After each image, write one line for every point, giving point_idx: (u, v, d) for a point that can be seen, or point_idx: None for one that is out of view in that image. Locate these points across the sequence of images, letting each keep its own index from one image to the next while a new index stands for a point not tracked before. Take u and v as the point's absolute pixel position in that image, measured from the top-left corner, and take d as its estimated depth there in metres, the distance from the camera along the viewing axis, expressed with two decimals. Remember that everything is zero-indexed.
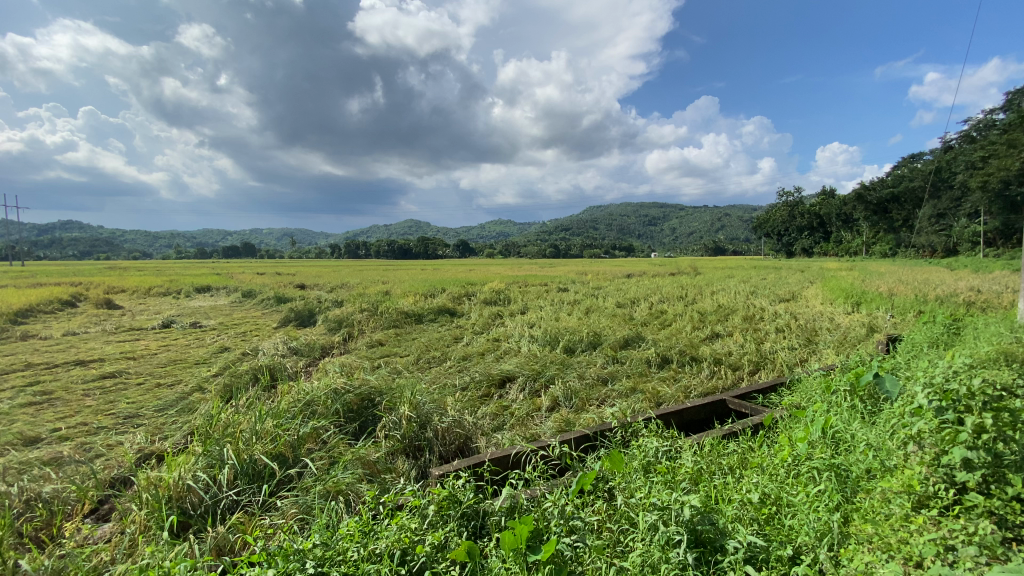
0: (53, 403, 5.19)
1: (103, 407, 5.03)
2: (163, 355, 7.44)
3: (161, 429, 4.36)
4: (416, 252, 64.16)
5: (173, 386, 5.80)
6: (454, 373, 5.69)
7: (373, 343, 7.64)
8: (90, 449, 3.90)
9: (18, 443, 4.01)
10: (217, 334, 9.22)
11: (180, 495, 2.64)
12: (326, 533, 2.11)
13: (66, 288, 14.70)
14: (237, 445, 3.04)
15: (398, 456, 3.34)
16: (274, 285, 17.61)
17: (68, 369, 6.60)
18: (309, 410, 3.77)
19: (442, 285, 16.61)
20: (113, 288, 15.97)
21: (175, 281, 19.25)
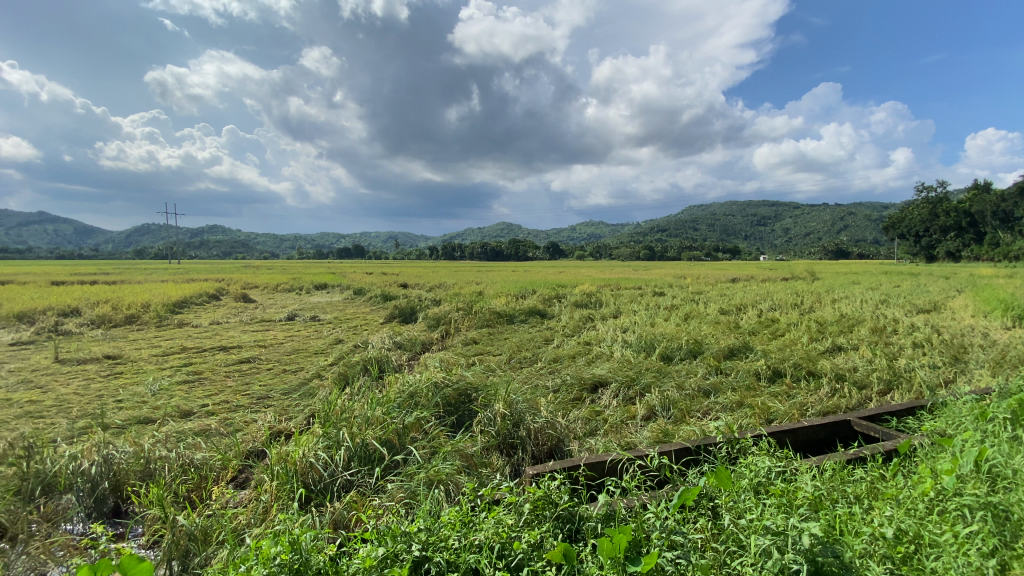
0: (202, 383, 6.03)
1: (240, 387, 5.77)
2: (287, 345, 8.32)
3: (286, 411, 4.88)
4: (507, 253, 65.44)
5: (295, 372, 6.49)
6: (547, 374, 5.72)
7: (468, 341, 7.93)
8: (231, 423, 4.49)
9: (176, 415, 4.72)
10: (332, 327, 10.14)
11: (304, 470, 2.94)
12: (430, 519, 2.22)
13: (213, 283, 17.13)
14: (351, 429, 3.33)
15: (493, 452, 3.42)
16: (381, 284, 19.04)
17: (214, 354, 7.64)
18: (411, 401, 3.99)
19: (535, 286, 16.79)
20: (249, 284, 18.32)
21: (298, 279, 21.59)
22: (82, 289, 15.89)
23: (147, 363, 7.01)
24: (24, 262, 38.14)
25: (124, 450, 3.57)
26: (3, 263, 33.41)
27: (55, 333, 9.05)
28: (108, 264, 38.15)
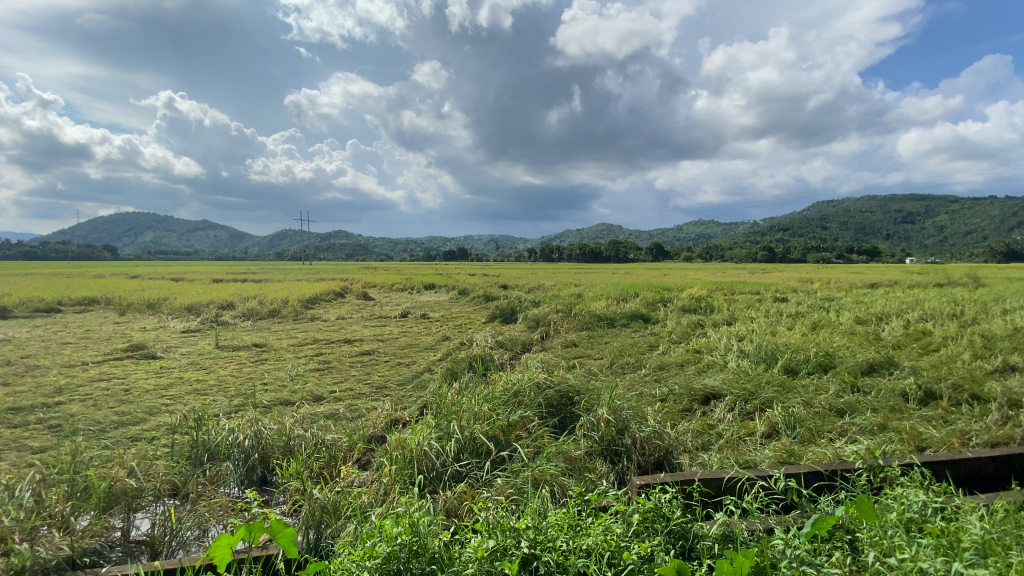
0: (330, 371, 6.72)
1: (361, 377, 6.34)
2: (401, 340, 8.96)
3: (401, 401, 5.25)
4: (608, 255, 64.18)
5: (408, 365, 6.97)
6: (652, 381, 5.51)
7: (569, 343, 7.92)
8: (355, 409, 4.96)
9: (310, 399, 5.32)
10: (440, 324, 10.74)
11: (418, 458, 3.14)
12: (537, 518, 2.25)
13: (338, 283, 18.99)
14: (461, 422, 3.49)
15: (597, 458, 3.37)
16: (484, 285, 19.75)
17: (339, 346, 8.47)
18: (516, 399, 4.08)
19: (638, 289, 16.26)
20: (368, 283, 20.05)
21: (409, 279, 23.19)
22: (237, 286, 18.57)
23: (286, 352, 7.99)
24: (194, 264, 45.55)
25: (270, 426, 4.11)
26: (179, 264, 40.32)
27: (217, 323, 10.68)
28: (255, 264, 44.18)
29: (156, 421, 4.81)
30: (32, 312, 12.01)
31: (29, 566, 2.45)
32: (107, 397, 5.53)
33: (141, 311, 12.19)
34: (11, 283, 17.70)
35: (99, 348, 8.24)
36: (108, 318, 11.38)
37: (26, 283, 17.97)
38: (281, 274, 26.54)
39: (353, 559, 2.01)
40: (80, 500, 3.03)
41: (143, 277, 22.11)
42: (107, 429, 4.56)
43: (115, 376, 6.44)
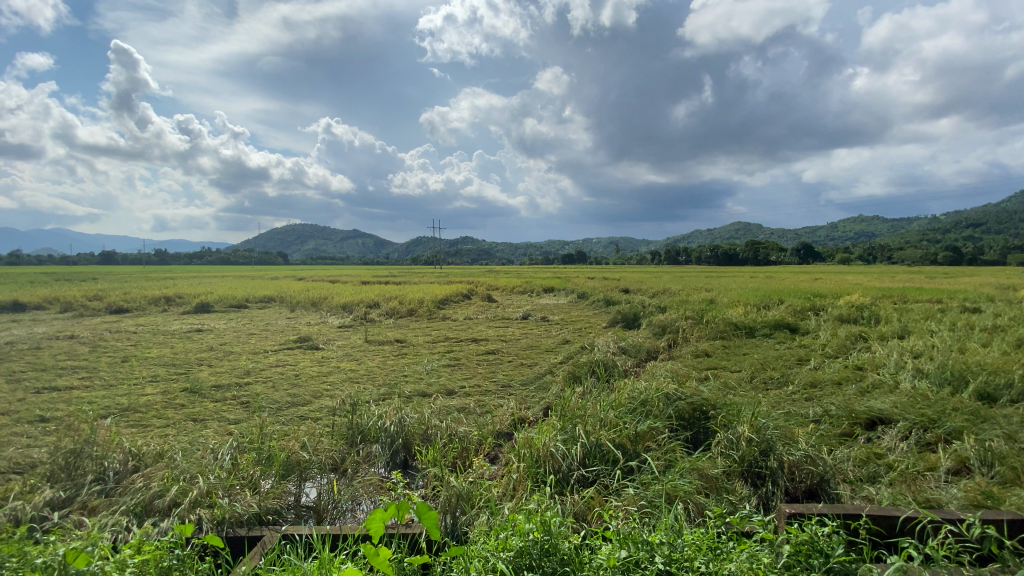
0: (460, 367, 7.16)
1: (488, 375, 6.65)
2: (524, 342, 9.20)
3: (526, 400, 5.41)
4: (741, 258, 58.90)
5: (531, 366, 7.14)
6: (800, 399, 4.94)
7: (699, 352, 7.44)
8: (483, 405, 5.22)
9: (443, 392, 5.73)
10: (561, 328, 10.81)
11: (545, 458, 3.22)
12: (671, 534, 2.16)
13: (465, 285, 20.14)
14: (587, 427, 3.49)
15: (736, 479, 3.13)
16: (605, 289, 19.41)
17: (468, 344, 8.98)
18: (644, 409, 3.95)
19: (781, 295, 14.62)
20: (491, 286, 20.97)
21: (531, 282, 23.72)
22: (380, 287, 20.67)
23: (421, 348, 8.68)
24: (345, 267, 51.92)
25: (411, 415, 4.51)
26: (332, 268, 46.19)
27: (364, 320, 12.01)
28: (392, 268, 48.87)
29: (319, 403, 5.58)
30: (230, 307, 14.70)
31: (230, 517, 2.99)
32: (282, 381, 6.54)
33: (306, 309, 14.21)
34: (215, 284, 21.88)
35: (276, 338, 9.80)
36: (282, 313, 13.45)
37: (225, 284, 22.08)
38: (416, 277, 28.91)
39: (488, 549, 2.12)
40: (266, 466, 3.64)
41: (307, 279, 25.81)
42: (283, 408, 5.40)
43: (288, 363, 7.59)
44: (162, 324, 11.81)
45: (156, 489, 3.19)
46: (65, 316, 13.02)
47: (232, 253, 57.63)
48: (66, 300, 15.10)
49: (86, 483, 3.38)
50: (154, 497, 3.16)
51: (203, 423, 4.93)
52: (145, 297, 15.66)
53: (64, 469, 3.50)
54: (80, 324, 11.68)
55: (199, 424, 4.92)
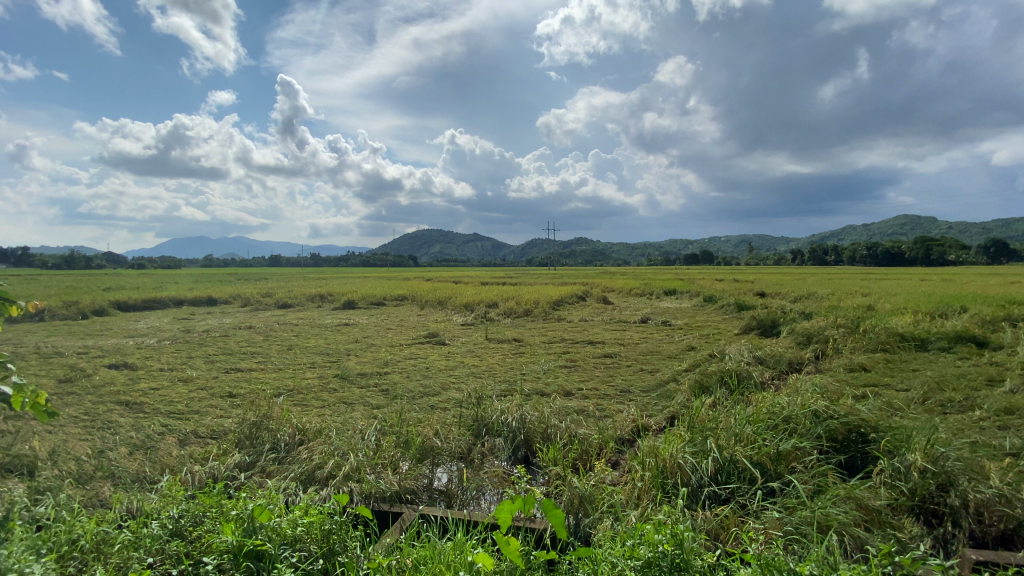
0: (577, 369, 7.16)
1: (607, 379, 6.55)
2: (643, 346, 8.89)
3: (648, 407, 5.23)
4: (908, 257, 50.16)
5: (653, 373, 6.87)
6: (994, 429, 4.07)
7: (853, 366, 6.52)
8: (603, 409, 5.15)
9: (562, 393, 5.78)
10: (685, 333, 10.23)
11: (673, 470, 3.10)
12: (823, 567, 1.94)
13: (581, 287, 20.01)
14: (719, 440, 3.28)
15: (904, 512, 2.71)
16: (736, 292, 17.88)
17: (585, 346, 8.94)
18: (786, 426, 3.59)
19: (965, 303, 12.14)
20: (609, 288, 20.57)
21: (651, 284, 22.76)
22: (499, 288, 21.48)
23: (539, 348, 8.84)
24: (466, 269, 54.85)
25: (532, 413, 4.63)
26: (455, 270, 49.01)
27: (485, 319, 12.59)
28: (509, 269, 50.36)
29: (446, 395, 5.97)
30: (370, 304, 16.42)
31: (375, 492, 3.34)
32: (414, 373, 7.12)
33: (433, 307, 15.32)
34: (358, 284, 24.66)
35: (408, 333, 10.71)
36: (413, 311, 14.62)
37: (366, 284, 24.72)
38: (534, 279, 29.44)
39: (615, 554, 2.09)
40: (405, 449, 4.00)
41: (435, 279, 27.74)
42: (415, 397, 5.89)
43: (418, 357, 8.26)
44: (318, 318, 13.60)
45: (316, 462, 3.68)
46: (246, 309, 15.65)
47: (370, 257, 64.17)
48: (247, 296, 18.14)
49: (263, 451, 4.02)
50: (314, 468, 3.64)
51: (351, 406, 5.58)
52: (303, 295, 18.12)
53: (249, 438, 4.20)
54: (257, 317, 13.94)
55: (347, 406, 5.58)
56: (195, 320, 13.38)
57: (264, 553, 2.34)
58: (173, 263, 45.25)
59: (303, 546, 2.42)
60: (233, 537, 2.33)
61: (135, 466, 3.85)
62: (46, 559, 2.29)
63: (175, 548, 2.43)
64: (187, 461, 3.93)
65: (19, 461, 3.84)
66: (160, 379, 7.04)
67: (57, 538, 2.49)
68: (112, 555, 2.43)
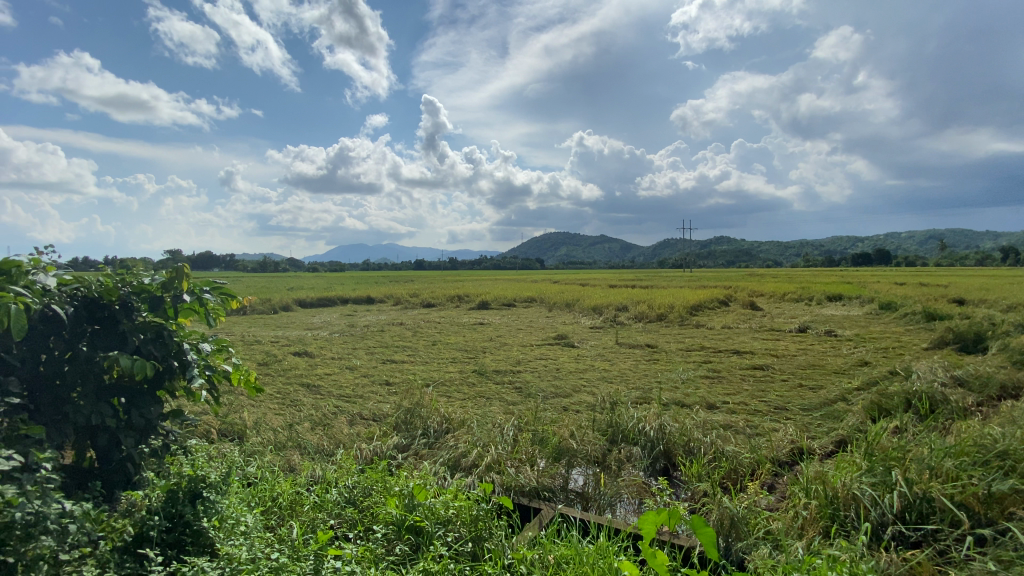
0: (722, 381, 6.62)
1: (758, 393, 5.95)
2: (800, 358, 7.89)
3: (810, 428, 4.62)
4: None
5: (815, 390, 6.06)
6: None
7: None
8: (755, 427, 4.69)
9: (704, 406, 5.40)
10: (855, 346, 8.85)
11: (847, 502, 2.71)
12: None
13: (724, 291, 18.46)
14: (906, 472, 2.78)
15: None
16: (925, 298, 14.94)
17: (728, 356, 8.23)
18: (1003, 464, 2.90)
19: None
20: (757, 293, 18.68)
21: (810, 288, 20.06)
22: (631, 291, 20.86)
23: (677, 355, 8.39)
24: (595, 271, 54.42)
25: (672, 423, 4.41)
26: (583, 272, 48.89)
27: (616, 323, 12.32)
28: (640, 271, 48.69)
29: (580, 397, 5.97)
30: (502, 305, 17.14)
31: (516, 486, 3.47)
32: (546, 373, 7.25)
33: (563, 309, 15.44)
34: (493, 285, 25.96)
35: (539, 334, 10.96)
36: (544, 313, 14.91)
37: (498, 286, 25.88)
38: (668, 282, 27.94)
39: None
40: (542, 447, 4.09)
41: (567, 281, 27.98)
42: (549, 397, 5.99)
43: (549, 357, 8.38)
44: (457, 317, 14.59)
45: (461, 451, 3.94)
46: (396, 308, 17.47)
47: (503, 260, 67.15)
48: (397, 295, 20.20)
49: (416, 435, 4.42)
50: (459, 457, 3.90)
51: (489, 401, 5.87)
52: (445, 295, 19.60)
53: (403, 423, 4.66)
54: (406, 314, 15.45)
55: (485, 400, 5.88)
56: (357, 316, 15.30)
57: (422, 529, 2.58)
58: (339, 267, 52.34)
59: (453, 528, 2.61)
60: (397, 511, 2.61)
61: (315, 439, 4.52)
62: (257, 510, 2.80)
63: (351, 514, 2.79)
64: (356, 439, 4.50)
65: (235, 427, 4.76)
66: (332, 366, 8.18)
67: (265, 493, 3.03)
68: (303, 512, 2.88)
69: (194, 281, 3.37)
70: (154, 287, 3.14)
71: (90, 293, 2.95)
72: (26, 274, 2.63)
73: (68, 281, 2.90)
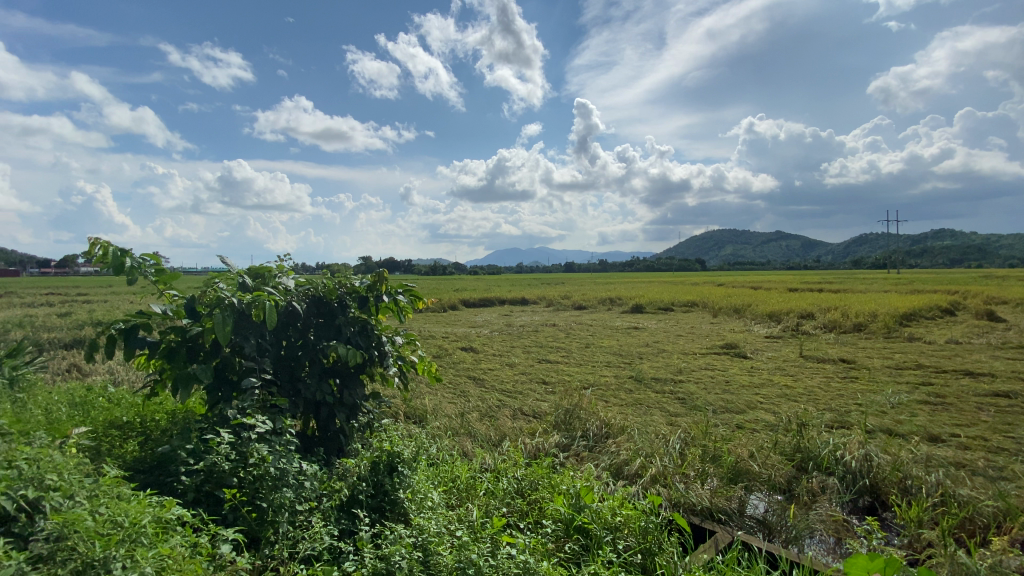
0: (948, 408, 5.34)
1: (1005, 427, 4.66)
2: None
3: None
4: None
5: None
6: None
7: None
8: (1001, 469, 3.68)
9: (923, 437, 4.42)
10: None
11: None
12: None
13: (945, 297, 14.92)
14: None
15: None
16: None
17: (959, 379, 6.59)
18: None
19: None
20: (998, 300, 14.67)
21: None
22: (814, 296, 18.20)
23: (880, 374, 7.02)
24: (765, 273, 48.86)
25: (881, 455, 3.70)
26: (751, 274, 44.32)
27: (797, 332, 10.80)
28: (823, 273, 42.30)
29: (754, 415, 5.37)
30: (660, 309, 16.36)
31: (685, 503, 3.26)
32: (713, 385, 6.68)
33: (729, 315, 14.12)
34: (647, 288, 24.98)
35: (703, 342, 10.17)
36: (707, 319, 13.82)
37: (654, 288, 24.76)
38: (866, 285, 23.55)
39: None
40: (714, 464, 3.77)
41: (731, 285, 25.66)
42: (718, 411, 5.52)
43: (716, 368, 7.73)
44: (611, 320, 14.35)
45: (623, 458, 3.85)
46: (550, 309, 17.90)
47: (657, 261, 64.32)
48: (550, 297, 20.72)
49: (576, 436, 4.45)
50: (622, 463, 3.81)
51: (650, 409, 5.63)
52: (598, 298, 19.48)
53: (564, 422, 4.73)
54: (559, 316, 15.75)
55: (646, 408, 5.65)
56: (514, 316, 16.05)
57: (590, 531, 2.58)
58: (495, 270, 55.83)
59: (622, 535, 2.55)
60: (564, 509, 2.67)
61: (483, 429, 4.85)
62: (440, 489, 3.10)
63: (520, 505, 2.93)
64: (518, 433, 4.71)
65: (417, 410, 5.37)
66: (494, 363, 8.72)
67: (446, 474, 3.34)
68: (478, 496, 3.11)
69: (390, 283, 3.88)
70: (360, 288, 3.71)
71: (317, 292, 3.58)
72: (274, 276, 3.45)
73: (303, 282, 3.58)
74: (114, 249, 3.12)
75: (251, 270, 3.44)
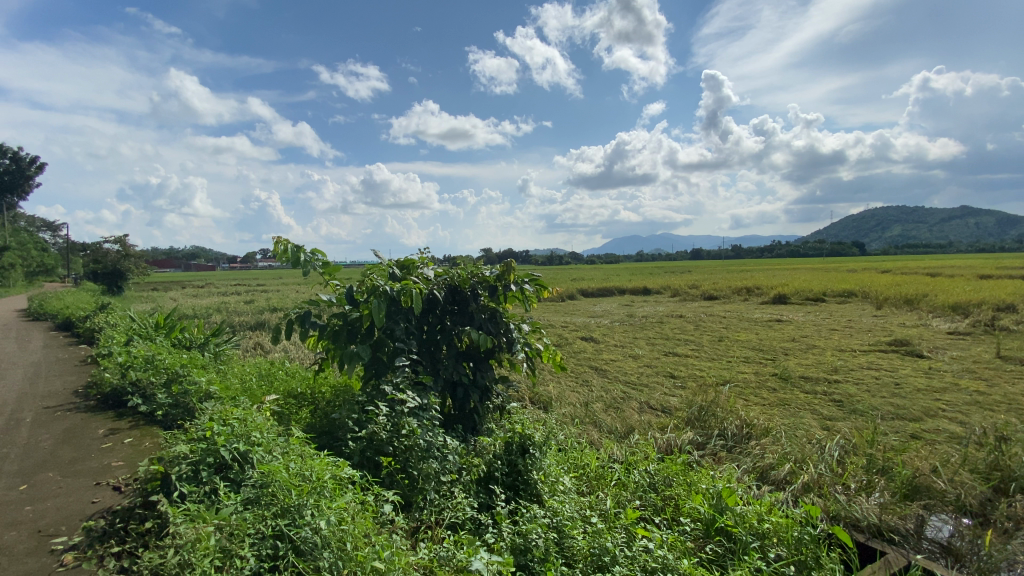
0: None
1: None
2: None
3: None
4: None
5: None
6: None
7: None
8: None
9: None
10: None
11: None
12: None
13: None
14: None
15: None
16: None
17: None
18: None
19: None
20: None
21: None
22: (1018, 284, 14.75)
23: None
24: (945, 256, 41.00)
25: None
26: (926, 258, 37.54)
27: (994, 329, 8.86)
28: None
29: (935, 424, 4.55)
30: (806, 300, 14.58)
31: (846, 517, 2.90)
32: (879, 387, 5.79)
33: (898, 307, 12.08)
34: (790, 276, 22.47)
35: (864, 338, 8.83)
36: (867, 312, 12.00)
37: (799, 276, 22.13)
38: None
39: None
40: (883, 476, 3.29)
41: (901, 271, 21.92)
42: (886, 417, 4.78)
43: (880, 368, 6.69)
44: (747, 312, 13.18)
45: (769, 461, 3.54)
46: (676, 299, 17.02)
47: (800, 245, 57.48)
48: (676, 286, 19.66)
49: (712, 435, 4.19)
50: (767, 467, 3.50)
51: (797, 411, 5.08)
52: (731, 287, 17.98)
53: (698, 419, 4.48)
54: (687, 307, 14.90)
55: (792, 410, 5.11)
56: (636, 306, 15.51)
57: (734, 535, 2.42)
58: (614, 259, 54.59)
59: (772, 544, 2.35)
60: (704, 509, 2.54)
61: (610, 420, 4.79)
62: (571, 474, 3.15)
63: (654, 499, 2.86)
64: (647, 427, 4.57)
65: (542, 397, 5.50)
66: (617, 353, 8.58)
67: (576, 461, 3.39)
68: (610, 485, 3.10)
69: (518, 273, 3.98)
70: (490, 277, 3.87)
71: (452, 281, 3.81)
72: (417, 267, 3.78)
73: (441, 272, 3.85)
74: (292, 245, 3.67)
75: (398, 262, 3.81)
